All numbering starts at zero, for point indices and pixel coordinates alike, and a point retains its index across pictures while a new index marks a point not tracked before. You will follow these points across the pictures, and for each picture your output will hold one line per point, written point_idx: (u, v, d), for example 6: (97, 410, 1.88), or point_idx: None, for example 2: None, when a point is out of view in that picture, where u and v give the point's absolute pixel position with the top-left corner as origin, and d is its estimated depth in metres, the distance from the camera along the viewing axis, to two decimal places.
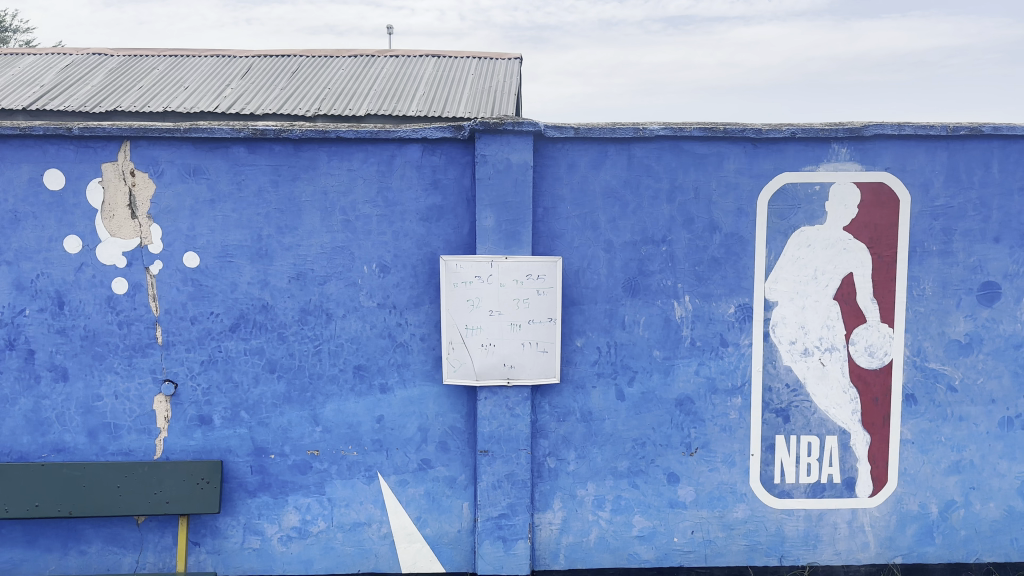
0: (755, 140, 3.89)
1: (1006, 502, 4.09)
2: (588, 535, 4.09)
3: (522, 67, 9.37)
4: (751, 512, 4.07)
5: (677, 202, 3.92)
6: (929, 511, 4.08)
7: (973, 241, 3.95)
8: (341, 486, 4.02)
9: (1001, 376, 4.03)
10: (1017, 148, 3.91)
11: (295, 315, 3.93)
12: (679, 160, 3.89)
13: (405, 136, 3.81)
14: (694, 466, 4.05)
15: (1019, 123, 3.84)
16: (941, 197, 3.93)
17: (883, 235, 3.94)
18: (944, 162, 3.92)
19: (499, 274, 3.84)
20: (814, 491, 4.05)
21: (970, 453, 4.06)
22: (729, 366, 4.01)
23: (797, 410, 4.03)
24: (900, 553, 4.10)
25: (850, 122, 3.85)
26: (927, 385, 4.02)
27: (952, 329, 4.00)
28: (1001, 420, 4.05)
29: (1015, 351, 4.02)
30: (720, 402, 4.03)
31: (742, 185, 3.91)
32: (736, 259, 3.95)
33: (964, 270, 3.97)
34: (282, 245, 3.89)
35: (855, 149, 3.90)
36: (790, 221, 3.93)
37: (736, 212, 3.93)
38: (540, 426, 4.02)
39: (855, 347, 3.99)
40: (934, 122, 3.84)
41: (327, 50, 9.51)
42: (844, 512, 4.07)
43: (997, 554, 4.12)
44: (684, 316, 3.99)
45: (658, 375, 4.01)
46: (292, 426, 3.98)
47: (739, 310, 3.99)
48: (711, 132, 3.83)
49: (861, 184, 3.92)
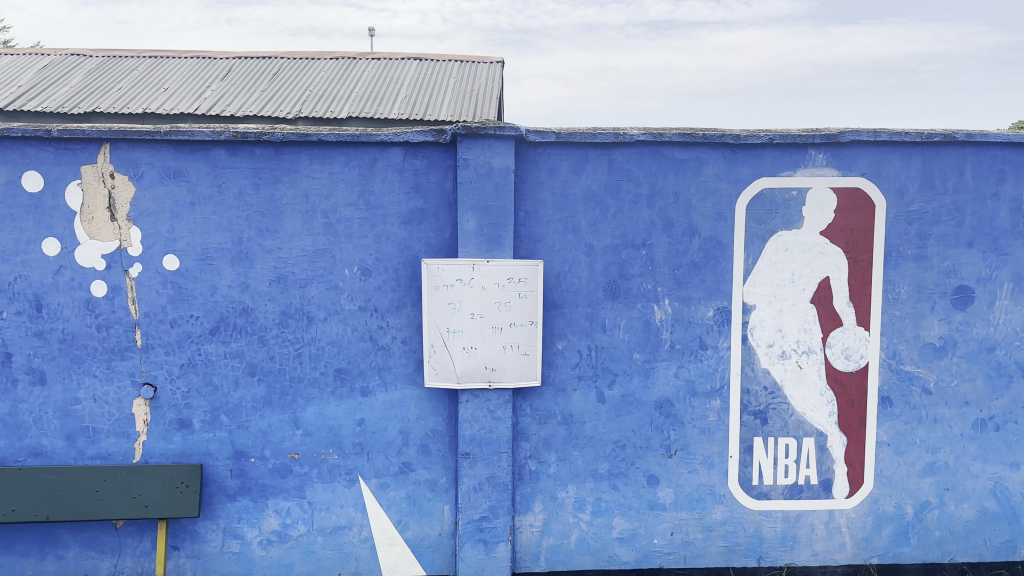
0: (733, 146, 3.93)
1: (979, 502, 4.16)
2: (569, 537, 4.11)
3: (503, 70, 9.40)
4: (729, 513, 4.11)
5: (657, 207, 3.95)
6: (904, 512, 4.14)
7: (946, 246, 4.02)
8: (322, 490, 4.01)
9: (974, 378, 4.10)
10: (989, 155, 3.98)
11: (275, 318, 3.92)
12: (659, 165, 3.93)
13: (386, 140, 3.82)
14: (674, 468, 4.08)
15: (991, 130, 3.91)
16: (915, 203, 3.99)
17: (859, 240, 4.00)
18: (918, 168, 3.98)
19: (480, 277, 3.85)
20: (792, 492, 4.10)
21: (944, 454, 4.12)
22: (708, 369, 4.05)
23: (775, 412, 4.08)
24: (876, 554, 4.16)
25: (827, 129, 3.91)
26: (902, 388, 4.08)
27: (927, 332, 4.07)
28: (975, 422, 4.12)
29: (988, 354, 4.10)
30: (699, 404, 4.07)
31: (721, 190, 3.96)
32: (715, 263, 4.00)
33: (938, 274, 4.04)
34: (263, 248, 3.88)
35: (831, 155, 3.96)
36: (768, 225, 3.98)
37: (715, 216, 3.97)
38: (521, 429, 4.03)
39: (832, 350, 4.05)
40: (909, 129, 3.91)
41: (308, 53, 9.49)
42: (821, 513, 4.12)
43: (970, 555, 4.19)
44: (663, 319, 4.02)
45: (638, 378, 4.04)
46: (272, 429, 3.97)
47: (718, 314, 4.03)
48: (690, 138, 3.88)
49: (837, 190, 3.97)
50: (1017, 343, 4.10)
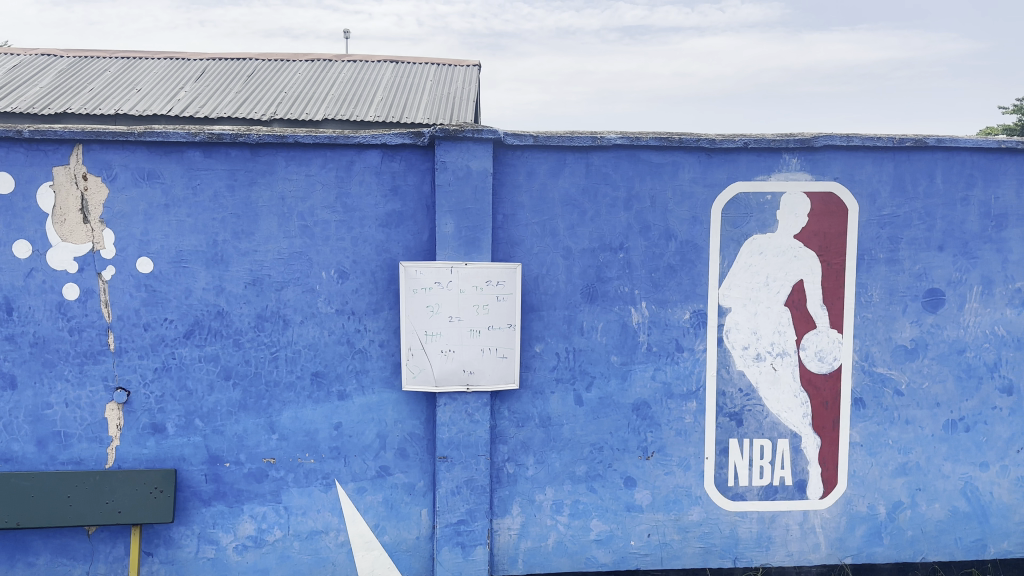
0: (709, 150, 3.97)
1: (950, 502, 4.23)
2: (546, 540, 4.11)
3: (480, 74, 9.41)
4: (705, 514, 4.14)
5: (634, 210, 3.98)
6: (877, 512, 4.20)
7: (917, 249, 4.09)
8: (298, 494, 3.98)
9: (945, 380, 4.17)
10: (958, 159, 4.06)
11: (250, 322, 3.89)
12: (636, 169, 3.96)
13: (364, 142, 3.80)
14: (650, 470, 4.11)
15: (960, 136, 3.99)
16: (887, 207, 4.06)
17: (832, 243, 4.05)
18: (890, 173, 4.05)
19: (458, 280, 3.85)
20: (767, 493, 4.14)
21: (916, 455, 4.19)
22: (684, 371, 4.08)
23: (749, 414, 4.12)
24: (850, 553, 4.21)
25: (801, 134, 3.96)
26: (875, 389, 4.14)
27: (898, 334, 4.13)
28: (946, 422, 4.19)
29: (958, 356, 4.17)
30: (675, 406, 4.09)
31: (697, 194, 3.99)
32: (691, 266, 4.03)
33: (909, 277, 4.10)
34: (238, 251, 3.84)
35: (805, 160, 4.01)
36: (742, 229, 4.02)
37: (691, 220, 4.00)
38: (499, 432, 4.03)
39: (806, 353, 4.10)
40: (881, 134, 3.97)
41: (283, 54, 9.43)
42: (795, 514, 4.16)
43: (942, 554, 4.25)
44: (640, 322, 4.05)
45: (616, 380, 4.07)
46: (248, 433, 3.93)
47: (694, 316, 4.06)
48: (666, 142, 3.91)
49: (811, 194, 4.03)
50: (986, 345, 4.17)
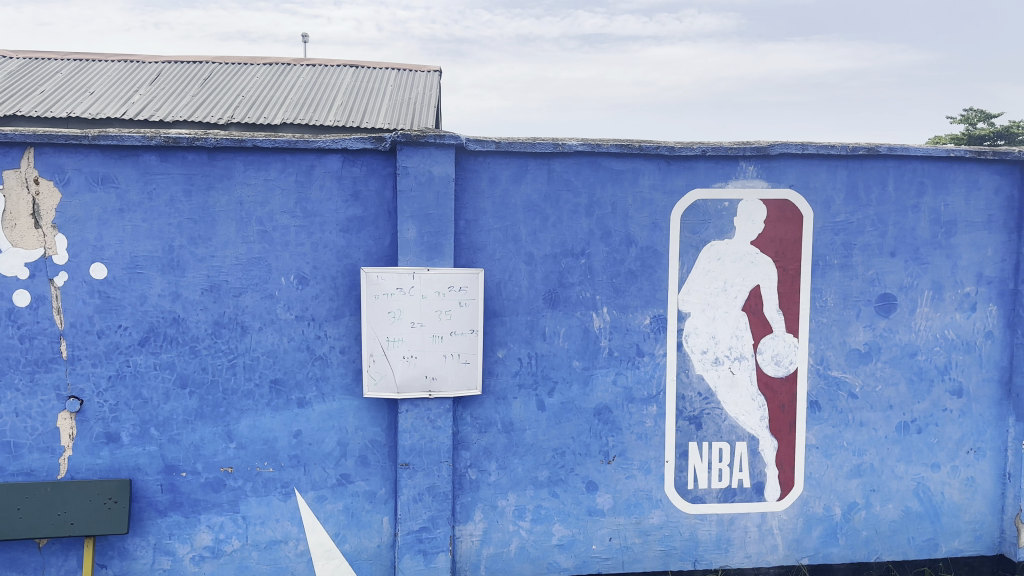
0: (669, 157, 4.02)
1: (903, 502, 4.34)
2: (509, 546, 4.11)
3: (440, 79, 9.40)
4: (665, 517, 4.18)
5: (595, 216, 4.01)
6: (833, 513, 4.29)
7: (871, 255, 4.19)
8: (257, 503, 3.92)
9: (897, 383, 4.28)
10: (909, 168, 4.18)
11: (208, 328, 3.83)
12: (597, 175, 3.99)
13: (324, 147, 3.77)
14: (612, 474, 4.14)
15: (911, 145, 4.10)
16: (841, 214, 4.15)
17: (788, 249, 4.14)
18: (844, 181, 4.15)
19: (420, 286, 3.84)
20: (726, 496, 4.20)
21: (870, 456, 4.29)
22: (644, 375, 4.13)
23: (709, 417, 4.18)
24: (807, 554, 4.29)
25: (757, 142, 4.04)
26: (830, 392, 4.23)
27: (853, 338, 4.23)
28: (898, 424, 4.30)
29: (910, 359, 4.28)
30: (636, 410, 4.13)
31: (657, 201, 4.04)
32: (651, 272, 4.08)
33: (863, 282, 4.21)
34: (196, 256, 3.78)
35: (761, 168, 4.09)
36: (701, 235, 4.08)
37: (651, 226, 4.05)
38: (461, 438, 4.03)
39: (763, 357, 4.18)
40: (835, 143, 4.06)
41: (241, 58, 9.32)
42: (753, 515, 4.23)
43: (896, 553, 4.36)
44: (602, 327, 4.08)
45: (577, 386, 4.09)
46: (205, 442, 3.86)
47: (654, 321, 4.11)
48: (626, 149, 3.95)
49: (767, 201, 4.10)
50: (936, 348, 4.29)
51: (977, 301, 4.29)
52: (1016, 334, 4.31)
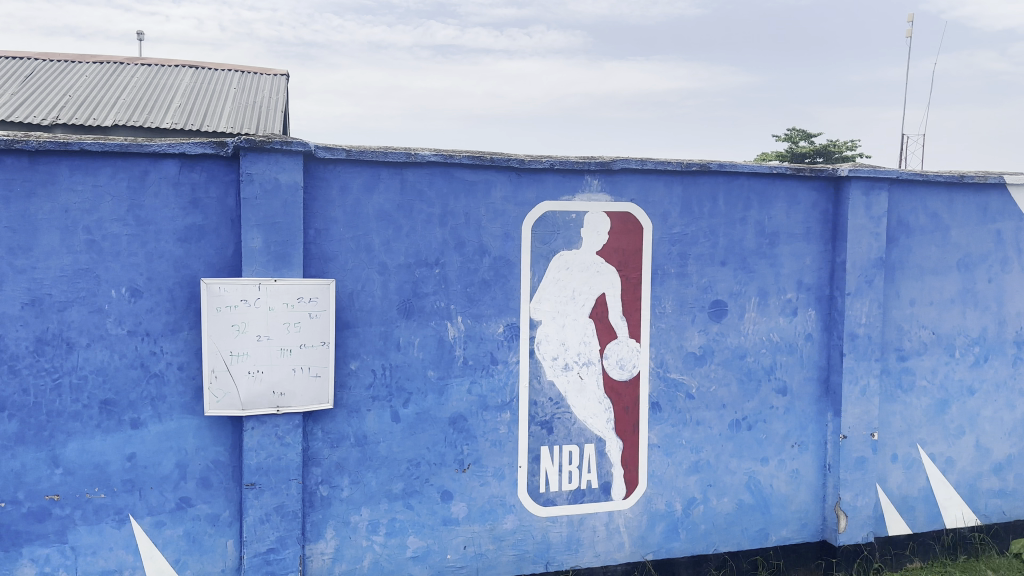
0: (519, 170, 4.12)
1: (736, 495, 4.66)
2: (362, 561, 4.03)
3: (289, 84, 9.11)
4: (519, 522, 4.26)
5: (448, 226, 4.03)
6: (674, 508, 4.54)
7: (704, 264, 4.49)
8: (86, 533, 3.61)
9: (729, 383, 4.61)
10: (737, 184, 4.52)
11: (28, 346, 3.50)
12: (449, 186, 4.02)
13: (161, 152, 3.57)
14: (467, 482, 4.16)
15: (738, 162, 4.44)
16: (678, 226, 4.42)
17: (630, 259, 4.35)
18: (680, 195, 4.42)
19: (267, 297, 3.70)
20: (575, 497, 4.34)
21: (707, 453, 4.58)
22: (498, 383, 4.19)
23: (559, 422, 4.30)
24: (651, 550, 4.51)
25: (601, 156, 4.23)
26: (670, 394, 4.48)
27: (689, 342, 4.51)
28: (731, 422, 4.62)
29: (740, 360, 4.62)
30: (490, 418, 4.18)
31: (508, 212, 4.12)
32: (504, 281, 4.15)
33: (697, 290, 4.50)
34: (13, 268, 3.44)
35: (605, 182, 4.28)
36: (550, 245, 4.21)
37: (503, 236, 4.12)
38: (312, 453, 3.91)
39: (608, 361, 4.36)
40: (671, 159, 4.32)
41: (66, 54, 8.60)
42: (601, 515, 4.40)
43: (731, 544, 4.67)
44: (456, 337, 4.10)
45: (432, 396, 4.09)
46: (25, 470, 3.52)
47: (507, 330, 4.18)
48: (477, 160, 4.01)
49: (611, 213, 4.30)
50: (763, 351, 4.66)
51: (797, 306, 4.70)
52: (830, 336, 4.75)
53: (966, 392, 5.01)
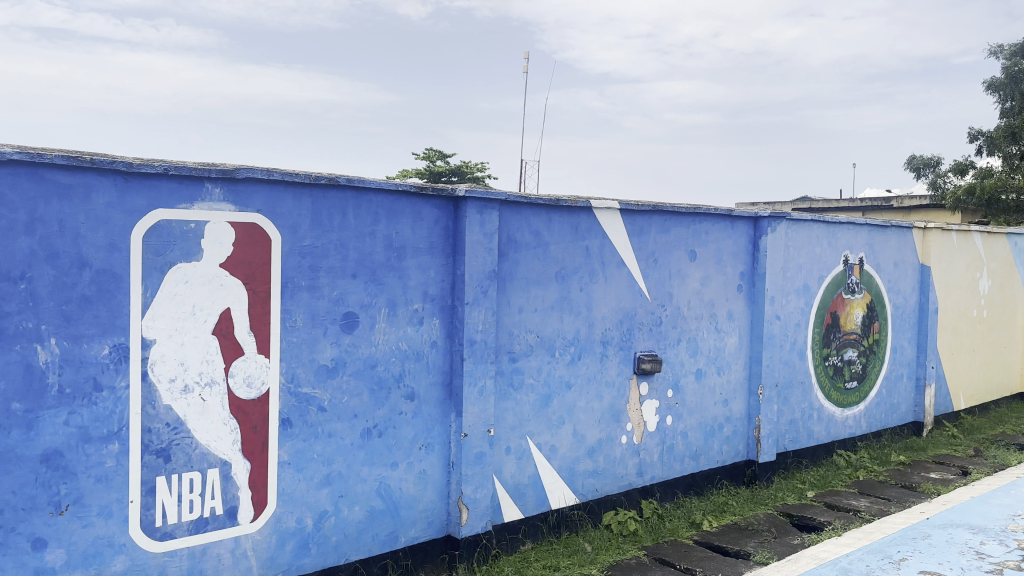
0: (126, 173, 3.74)
1: (367, 502, 4.76)
2: None
3: None
4: (129, 563, 3.83)
5: (37, 234, 3.51)
6: (304, 524, 4.48)
7: (334, 277, 4.53)
8: None
9: (360, 393, 4.70)
10: (365, 199, 4.65)
11: None
12: (38, 188, 3.50)
13: None
14: (64, 526, 3.63)
15: (365, 178, 4.57)
16: (307, 238, 4.40)
17: (256, 272, 4.22)
18: (308, 208, 4.40)
19: None
20: (197, 526, 4.06)
21: (338, 464, 4.61)
22: (104, 412, 3.74)
23: (179, 448, 3.98)
24: (281, 569, 4.39)
25: (221, 164, 4.04)
26: (299, 408, 4.43)
27: (319, 355, 4.50)
28: (362, 431, 4.72)
29: (371, 370, 4.75)
30: (94, 451, 3.71)
31: (114, 220, 3.72)
32: (110, 297, 3.72)
33: (328, 302, 4.52)
34: None
35: (227, 191, 4.09)
36: (166, 257, 3.88)
37: (107, 247, 3.70)
38: None
39: (234, 379, 4.18)
40: (298, 170, 4.30)
41: None
42: (227, 541, 4.17)
43: (362, 551, 4.75)
44: (48, 361, 3.57)
45: (17, 432, 3.50)
46: None
47: (114, 351, 3.75)
48: (72, 161, 3.55)
49: (235, 224, 4.12)
50: (392, 359, 4.85)
51: (423, 316, 4.98)
52: (452, 343, 5.12)
53: (565, 386, 5.77)
